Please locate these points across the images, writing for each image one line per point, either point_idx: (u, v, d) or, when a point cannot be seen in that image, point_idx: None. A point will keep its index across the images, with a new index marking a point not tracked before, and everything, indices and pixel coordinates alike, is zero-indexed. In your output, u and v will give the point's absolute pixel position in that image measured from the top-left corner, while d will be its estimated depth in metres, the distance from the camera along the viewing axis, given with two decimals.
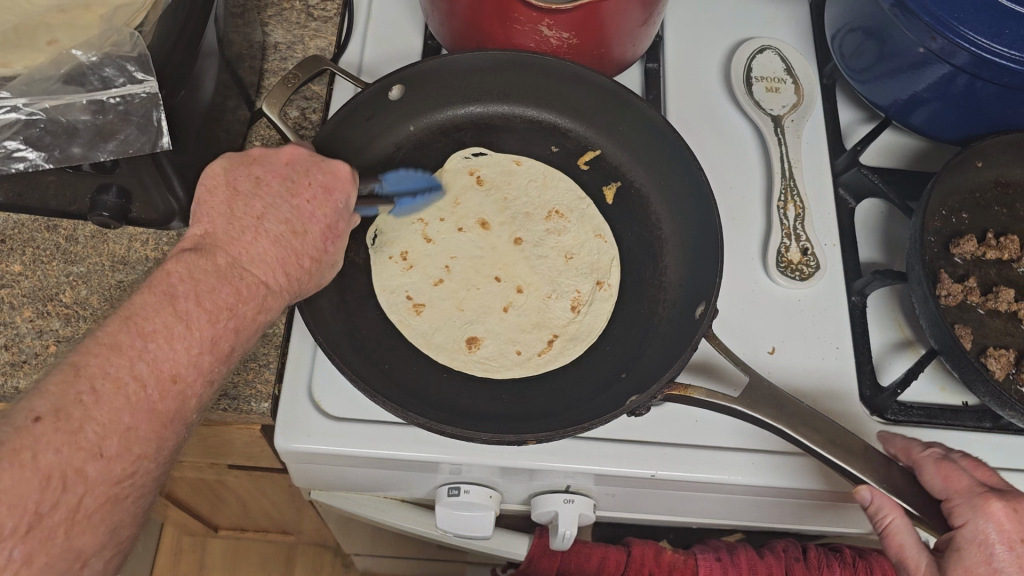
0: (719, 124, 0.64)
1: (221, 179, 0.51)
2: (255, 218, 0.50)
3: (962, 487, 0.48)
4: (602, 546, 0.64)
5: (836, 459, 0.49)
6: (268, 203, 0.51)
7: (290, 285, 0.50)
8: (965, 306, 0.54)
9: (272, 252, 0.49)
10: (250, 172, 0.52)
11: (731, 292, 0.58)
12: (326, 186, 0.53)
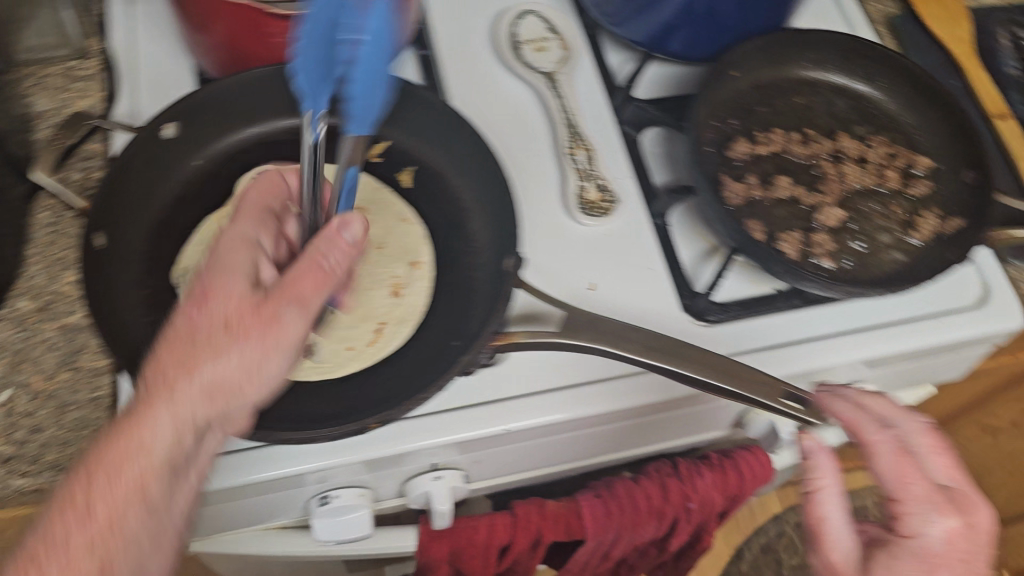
0: (500, 92, 0.69)
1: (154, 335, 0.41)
2: (195, 313, 0.41)
3: (915, 493, 0.52)
4: (488, 516, 0.64)
5: (657, 361, 0.50)
6: (226, 283, 0.42)
7: (220, 409, 0.41)
8: (753, 202, 0.62)
9: (194, 394, 0.40)
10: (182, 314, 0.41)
11: (544, 240, 0.63)
12: (252, 303, 0.42)
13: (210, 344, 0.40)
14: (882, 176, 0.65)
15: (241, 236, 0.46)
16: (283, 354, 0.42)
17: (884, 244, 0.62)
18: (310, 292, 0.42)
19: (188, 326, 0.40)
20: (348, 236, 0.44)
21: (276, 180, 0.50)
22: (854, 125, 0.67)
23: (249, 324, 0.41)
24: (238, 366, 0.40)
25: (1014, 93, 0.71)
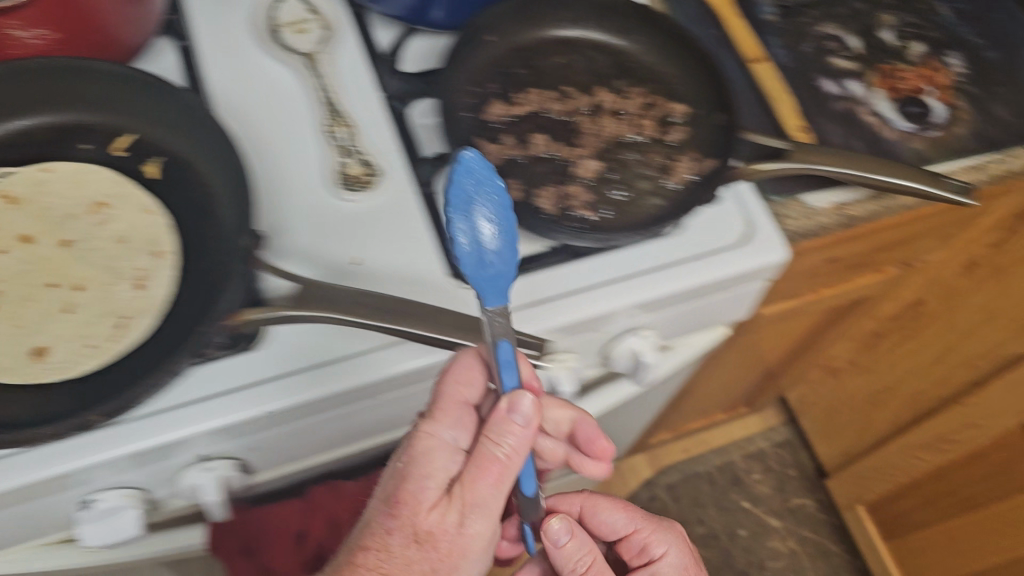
0: (262, 76, 0.68)
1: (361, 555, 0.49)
2: (396, 529, 0.49)
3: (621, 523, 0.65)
4: (281, 505, 0.63)
5: (384, 323, 0.52)
6: (422, 496, 0.49)
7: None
8: (511, 162, 0.63)
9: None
10: (384, 523, 0.49)
11: (307, 217, 0.62)
12: (480, 464, 0.49)
13: (410, 565, 0.49)
14: (637, 126, 0.66)
15: (446, 442, 0.50)
16: (480, 545, 0.51)
17: (643, 190, 0.63)
18: (494, 481, 0.49)
19: (383, 536, 0.49)
20: (517, 420, 0.49)
21: (473, 371, 0.52)
22: (613, 79, 0.68)
23: (453, 541, 0.49)
24: (444, 548, 0.49)
25: (771, 37, 0.74)
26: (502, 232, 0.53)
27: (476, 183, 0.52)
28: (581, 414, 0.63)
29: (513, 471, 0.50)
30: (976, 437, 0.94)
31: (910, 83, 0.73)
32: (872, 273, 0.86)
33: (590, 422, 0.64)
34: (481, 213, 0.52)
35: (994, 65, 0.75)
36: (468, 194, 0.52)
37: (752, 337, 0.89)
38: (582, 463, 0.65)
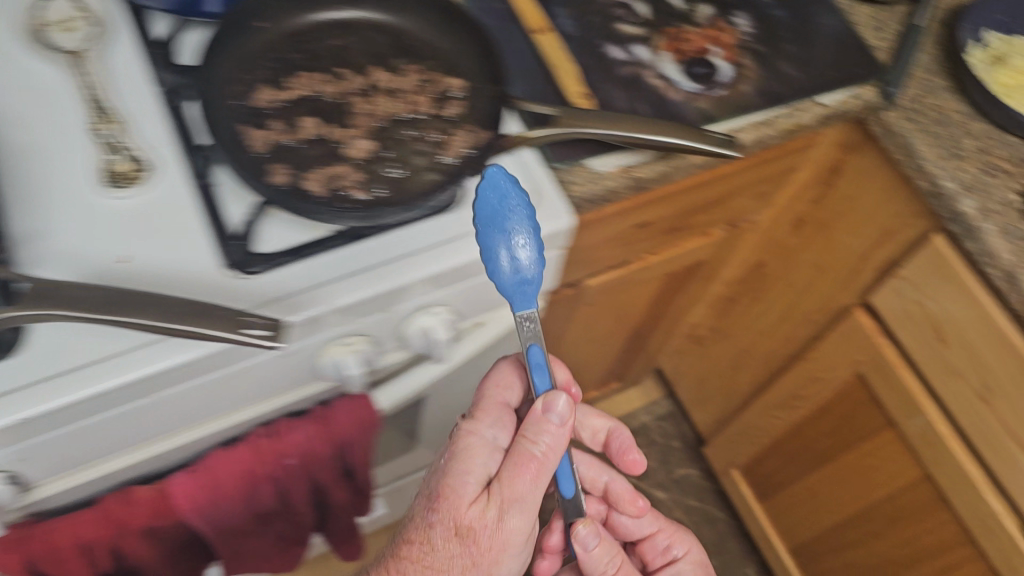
0: (27, 78, 0.66)
1: (416, 537, 0.62)
2: (439, 522, 0.60)
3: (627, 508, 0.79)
4: (69, 517, 0.62)
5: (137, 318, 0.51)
6: (456, 492, 0.60)
7: (470, 567, 0.61)
8: (280, 147, 0.62)
9: (449, 563, 0.60)
10: (431, 519, 0.60)
11: (71, 219, 0.61)
12: (519, 460, 0.60)
13: (451, 553, 0.60)
14: (412, 103, 0.66)
15: (479, 445, 0.63)
16: (519, 536, 0.61)
17: (419, 167, 0.63)
18: (529, 478, 0.60)
19: (425, 525, 0.61)
20: (551, 419, 0.60)
21: (512, 383, 0.67)
22: (391, 59, 0.68)
23: (477, 535, 0.60)
24: (482, 540, 0.60)
25: (558, 7, 0.74)
26: (534, 243, 0.59)
27: (499, 197, 0.58)
28: (617, 424, 0.76)
29: (549, 466, 0.60)
30: (819, 390, 0.96)
31: (696, 44, 0.74)
32: (698, 236, 0.88)
33: (623, 434, 0.76)
34: (507, 228, 0.58)
35: (781, 23, 0.76)
36: (494, 209, 0.58)
37: (588, 310, 0.90)
38: (616, 488, 0.80)
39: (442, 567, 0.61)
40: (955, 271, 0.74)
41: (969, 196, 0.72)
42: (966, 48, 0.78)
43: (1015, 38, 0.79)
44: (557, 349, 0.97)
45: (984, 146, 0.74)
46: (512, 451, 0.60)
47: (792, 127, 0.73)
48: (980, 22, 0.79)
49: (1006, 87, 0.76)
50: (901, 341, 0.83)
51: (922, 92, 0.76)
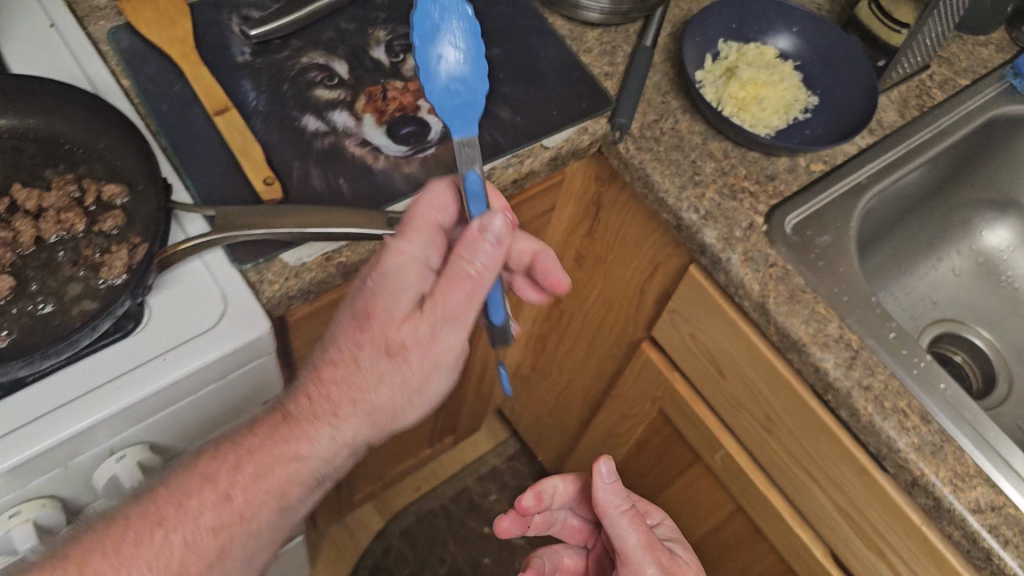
0: None
1: (336, 368, 0.50)
2: (367, 341, 0.49)
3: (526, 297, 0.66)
4: None
5: None
6: (381, 314, 0.49)
7: (406, 397, 0.50)
8: None
9: (377, 390, 0.49)
10: (354, 341, 0.49)
11: None
12: (452, 279, 0.48)
13: (381, 374, 0.49)
14: (62, 222, 0.57)
15: (402, 266, 0.50)
16: (446, 364, 0.51)
17: (74, 297, 0.54)
18: (459, 301, 0.49)
19: (349, 346, 0.50)
20: (488, 237, 0.49)
21: (447, 196, 0.53)
22: (40, 172, 0.59)
23: (411, 346, 0.49)
24: (411, 368, 0.49)
25: (243, 81, 0.66)
26: (473, 52, 0.49)
27: (441, 10, 0.48)
28: (542, 246, 0.62)
29: (484, 290, 0.49)
30: (633, 428, 0.92)
31: (401, 101, 0.67)
32: None
33: (548, 256, 0.62)
34: (449, 43, 0.49)
35: (498, 63, 0.71)
36: (435, 23, 0.48)
37: None
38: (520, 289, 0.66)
39: (371, 386, 0.49)
40: (715, 302, 0.70)
41: (711, 225, 0.67)
42: (700, 66, 0.75)
43: (755, 45, 0.76)
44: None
45: (723, 167, 0.70)
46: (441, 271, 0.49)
47: (517, 177, 0.67)
48: (712, 34, 0.76)
49: (744, 99, 0.72)
50: (686, 373, 0.79)
51: (656, 117, 0.72)
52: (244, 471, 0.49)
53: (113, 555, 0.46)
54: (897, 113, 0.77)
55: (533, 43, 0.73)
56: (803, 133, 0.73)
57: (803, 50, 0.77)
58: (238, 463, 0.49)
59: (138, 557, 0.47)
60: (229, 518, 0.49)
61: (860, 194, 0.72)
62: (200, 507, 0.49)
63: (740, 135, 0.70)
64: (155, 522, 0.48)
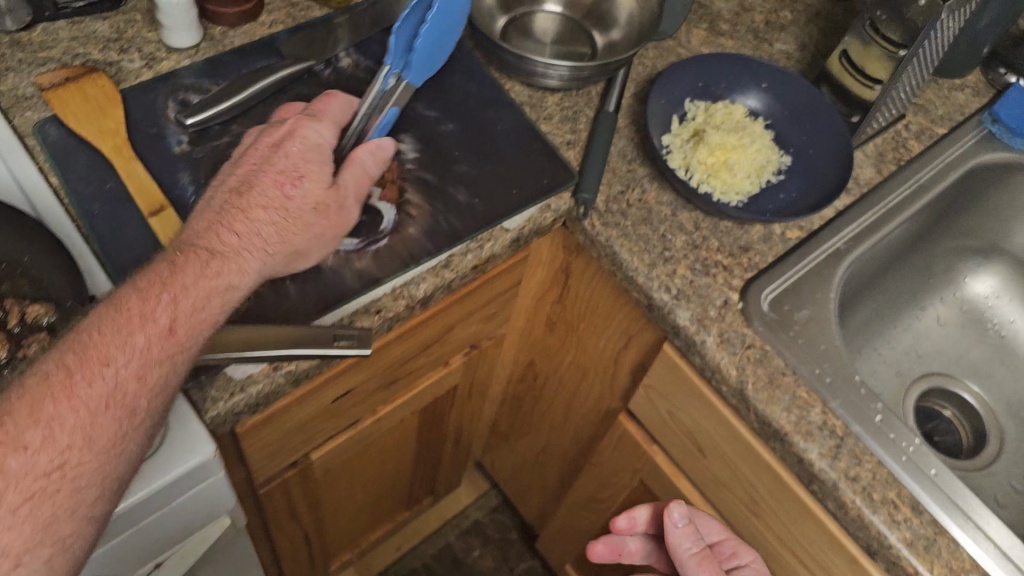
0: None
1: (217, 213, 0.53)
2: (267, 206, 0.54)
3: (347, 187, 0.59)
4: None
5: None
6: (296, 174, 0.56)
7: (303, 233, 0.55)
8: None
9: (272, 230, 0.53)
10: (259, 188, 0.55)
11: None
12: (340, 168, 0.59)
13: (281, 236, 0.54)
14: None
15: (311, 147, 0.58)
16: (346, 215, 0.58)
17: None
18: (355, 185, 0.59)
19: (240, 177, 0.56)
20: (370, 163, 0.60)
21: (348, 107, 0.63)
22: None
23: (306, 189, 0.56)
24: (309, 220, 0.55)
25: (179, 174, 0.62)
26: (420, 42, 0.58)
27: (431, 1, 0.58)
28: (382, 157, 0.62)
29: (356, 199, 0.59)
30: (614, 495, 0.88)
31: None
32: (438, 367, 0.78)
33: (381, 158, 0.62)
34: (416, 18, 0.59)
35: (454, 139, 0.67)
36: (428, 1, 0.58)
37: (332, 471, 0.80)
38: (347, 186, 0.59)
39: (263, 242, 0.53)
40: (691, 383, 0.67)
41: (684, 305, 0.64)
42: (667, 128, 0.71)
43: (723, 104, 0.73)
44: (321, 508, 0.86)
45: (694, 239, 0.67)
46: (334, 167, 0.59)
47: (477, 262, 0.64)
48: (678, 95, 0.72)
49: (714, 166, 0.69)
50: (664, 447, 0.76)
51: (622, 188, 0.68)
52: (161, 282, 0.47)
53: (56, 393, 0.41)
54: (873, 169, 0.74)
55: (490, 114, 0.69)
56: (777, 198, 0.70)
57: (773, 107, 0.74)
58: (146, 289, 0.47)
59: (83, 398, 0.41)
60: (173, 351, 0.46)
61: (839, 260, 0.68)
62: (146, 344, 0.44)
63: (711, 207, 0.67)
64: (101, 361, 0.43)
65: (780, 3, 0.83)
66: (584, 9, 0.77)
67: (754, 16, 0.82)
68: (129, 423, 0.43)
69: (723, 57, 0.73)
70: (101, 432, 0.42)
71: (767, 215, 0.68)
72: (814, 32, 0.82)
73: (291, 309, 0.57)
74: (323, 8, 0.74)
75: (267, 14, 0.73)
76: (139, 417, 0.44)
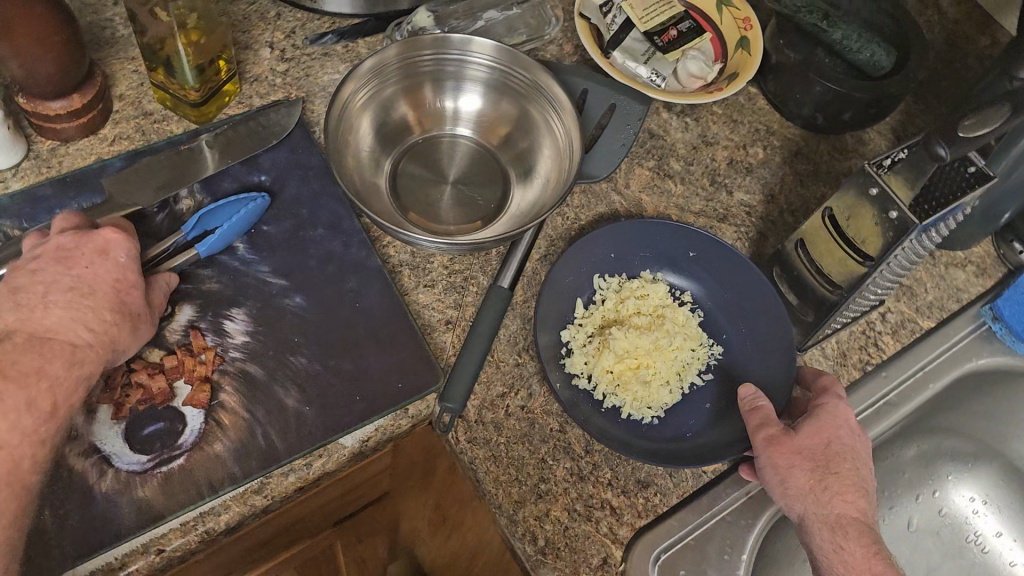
0: None
1: (34, 301, 0.46)
2: (98, 292, 0.47)
3: (138, 319, 0.49)
4: None
5: None
6: (129, 280, 0.49)
7: (136, 314, 0.49)
8: None
9: (105, 313, 0.47)
10: (58, 284, 0.47)
11: None
12: (123, 259, 0.49)
13: (115, 327, 0.47)
14: None
15: (132, 253, 0.50)
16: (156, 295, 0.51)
17: None
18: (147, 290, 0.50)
19: (34, 282, 0.47)
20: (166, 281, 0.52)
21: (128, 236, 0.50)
22: None
23: (137, 295, 0.49)
24: (134, 304, 0.49)
25: None
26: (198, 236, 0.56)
27: (233, 210, 0.56)
28: (169, 281, 0.53)
29: (159, 283, 0.52)
30: None
31: (148, 389, 0.51)
32: (302, 540, 0.66)
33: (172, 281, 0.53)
34: (218, 215, 0.56)
35: (298, 318, 0.55)
36: (232, 210, 0.56)
37: None
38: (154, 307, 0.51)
39: (103, 328, 0.47)
40: None
41: (549, 563, 0.51)
42: (569, 314, 0.58)
43: (637, 280, 0.60)
44: None
45: (581, 468, 0.54)
46: (133, 271, 0.50)
47: (302, 483, 0.52)
48: (586, 267, 0.59)
49: (623, 375, 0.55)
50: None
51: (502, 389, 0.56)
52: (22, 365, 0.43)
53: None
54: (833, 373, 0.60)
55: (350, 285, 0.56)
56: (704, 410, 0.56)
57: (707, 294, 0.60)
58: (16, 370, 0.43)
59: None
60: (49, 416, 0.43)
61: (761, 502, 0.55)
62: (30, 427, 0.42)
63: (620, 436, 0.53)
64: None
65: (753, 135, 0.68)
66: (496, 139, 0.63)
67: (716, 151, 0.67)
68: (14, 480, 0.41)
69: (646, 221, 0.59)
70: (9, 507, 0.41)
71: (687, 447, 0.54)
72: (790, 177, 0.67)
73: (40, 555, 0.46)
74: (180, 121, 0.62)
75: (112, 125, 0.61)
76: (36, 484, 0.43)
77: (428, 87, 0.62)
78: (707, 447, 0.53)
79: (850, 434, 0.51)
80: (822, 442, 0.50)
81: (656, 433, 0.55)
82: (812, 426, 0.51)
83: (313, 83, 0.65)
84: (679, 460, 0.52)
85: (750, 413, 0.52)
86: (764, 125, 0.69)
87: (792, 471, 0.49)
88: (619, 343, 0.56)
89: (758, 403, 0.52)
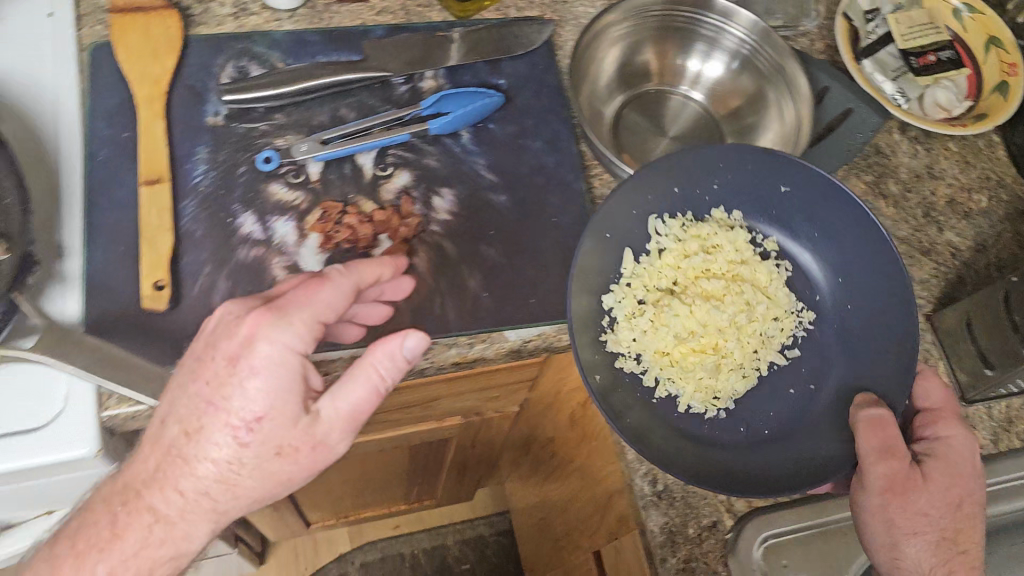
0: None
1: (172, 418, 0.42)
2: (224, 428, 0.41)
3: (275, 452, 0.42)
4: None
5: None
6: (260, 415, 0.41)
7: (264, 452, 0.42)
8: None
9: (227, 453, 0.42)
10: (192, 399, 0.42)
11: None
12: (253, 385, 0.41)
13: (240, 464, 0.42)
14: None
15: (273, 360, 0.41)
16: (334, 398, 0.42)
17: None
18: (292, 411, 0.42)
19: (171, 399, 0.43)
20: (365, 369, 0.42)
21: (275, 349, 0.41)
22: None
23: (270, 431, 0.41)
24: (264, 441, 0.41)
25: (197, 149, 0.57)
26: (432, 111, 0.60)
27: (469, 101, 0.60)
28: (376, 369, 0.42)
29: (353, 378, 0.42)
30: None
31: (356, 231, 0.55)
32: (431, 422, 0.70)
33: (381, 367, 0.43)
34: (454, 100, 0.60)
35: (500, 214, 0.58)
36: (467, 100, 0.60)
37: None
38: (347, 409, 0.43)
39: (229, 467, 0.42)
40: None
41: (661, 508, 0.52)
42: (615, 272, 0.53)
43: (707, 224, 0.55)
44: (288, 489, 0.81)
45: None
46: (277, 396, 0.41)
47: (460, 361, 0.54)
48: (640, 213, 0.54)
49: (683, 359, 0.52)
50: None
51: None
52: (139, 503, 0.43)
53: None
54: (993, 433, 0.58)
55: (553, 201, 0.59)
56: (787, 394, 0.52)
57: (830, 258, 0.55)
58: (133, 503, 0.43)
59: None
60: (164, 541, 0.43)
61: None
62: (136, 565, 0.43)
63: (671, 434, 0.50)
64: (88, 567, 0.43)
65: (981, 182, 0.66)
66: (725, 109, 0.64)
67: (939, 187, 0.66)
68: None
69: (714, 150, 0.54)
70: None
71: (759, 461, 0.49)
72: (1009, 235, 0.64)
73: None
74: (443, 13, 0.65)
75: None
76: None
77: (678, 42, 0.64)
78: (794, 464, 0.48)
79: (974, 482, 0.48)
80: (949, 500, 0.47)
81: (726, 426, 0.51)
82: (940, 472, 0.48)
83: (568, 10, 0.68)
84: (713, 481, 0.47)
85: (869, 432, 0.46)
86: (996, 176, 0.67)
87: (910, 541, 0.46)
88: (682, 321, 0.52)
89: (879, 418, 0.47)
